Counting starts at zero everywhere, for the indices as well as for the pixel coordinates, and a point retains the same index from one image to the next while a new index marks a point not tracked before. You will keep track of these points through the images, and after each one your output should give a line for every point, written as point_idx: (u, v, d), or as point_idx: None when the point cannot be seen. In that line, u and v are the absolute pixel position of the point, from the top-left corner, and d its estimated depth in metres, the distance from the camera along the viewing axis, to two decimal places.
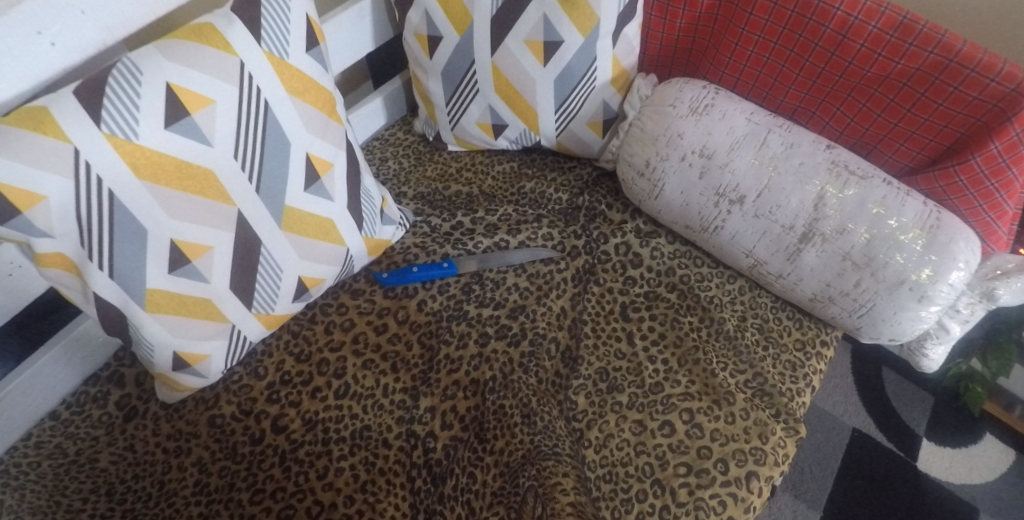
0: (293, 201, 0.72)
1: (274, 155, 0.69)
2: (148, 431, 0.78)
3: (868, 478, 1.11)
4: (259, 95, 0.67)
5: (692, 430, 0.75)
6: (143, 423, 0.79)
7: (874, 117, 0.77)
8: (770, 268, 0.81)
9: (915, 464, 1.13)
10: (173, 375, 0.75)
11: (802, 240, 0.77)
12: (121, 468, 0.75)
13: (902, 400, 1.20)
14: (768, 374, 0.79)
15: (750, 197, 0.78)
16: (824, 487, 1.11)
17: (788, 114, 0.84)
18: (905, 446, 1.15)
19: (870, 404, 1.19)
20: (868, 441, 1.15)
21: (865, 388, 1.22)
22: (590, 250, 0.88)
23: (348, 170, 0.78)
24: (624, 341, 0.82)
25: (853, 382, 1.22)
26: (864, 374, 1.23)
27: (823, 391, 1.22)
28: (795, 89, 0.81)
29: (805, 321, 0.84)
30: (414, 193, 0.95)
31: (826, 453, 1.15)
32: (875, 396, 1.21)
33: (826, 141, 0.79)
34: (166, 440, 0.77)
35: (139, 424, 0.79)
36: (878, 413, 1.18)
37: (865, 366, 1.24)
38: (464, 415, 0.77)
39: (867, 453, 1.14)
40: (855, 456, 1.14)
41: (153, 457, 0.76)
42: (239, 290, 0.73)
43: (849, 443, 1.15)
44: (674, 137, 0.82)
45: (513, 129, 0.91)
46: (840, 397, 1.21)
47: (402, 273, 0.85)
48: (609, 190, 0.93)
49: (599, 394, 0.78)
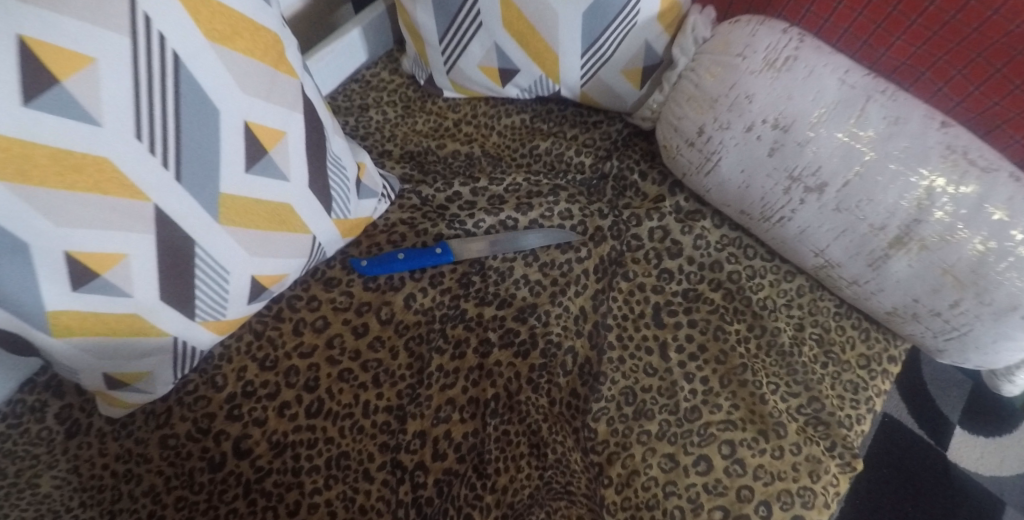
0: (232, 186, 0.55)
1: (200, 128, 0.51)
2: (93, 451, 0.66)
3: (896, 469, 1.02)
4: (163, 44, 0.48)
5: (732, 467, 0.62)
6: (88, 441, 0.66)
7: (1010, 89, 0.57)
8: (843, 273, 0.65)
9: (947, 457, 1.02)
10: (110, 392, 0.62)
11: (892, 245, 0.60)
12: (67, 494, 0.64)
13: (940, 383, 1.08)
14: (826, 398, 0.66)
15: (833, 185, 0.61)
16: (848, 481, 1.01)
17: (887, 73, 0.63)
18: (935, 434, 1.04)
19: (905, 389, 1.07)
20: (899, 430, 1.05)
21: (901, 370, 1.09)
22: (617, 234, 0.72)
23: (308, 138, 0.60)
24: (656, 353, 0.67)
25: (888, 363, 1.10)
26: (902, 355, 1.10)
27: None
28: (905, 41, 0.60)
29: (872, 332, 0.69)
30: (401, 152, 0.77)
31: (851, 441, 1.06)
32: (911, 379, 1.08)
33: (939, 115, 0.59)
34: (115, 462, 0.65)
35: (82, 442, 0.66)
36: (913, 399, 1.06)
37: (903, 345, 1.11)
38: (460, 443, 0.64)
39: (897, 444, 1.03)
40: (883, 444, 1.04)
41: (101, 482, 0.64)
42: (174, 299, 0.57)
43: (877, 433, 1.05)
44: (740, 99, 0.63)
45: (526, 75, 0.73)
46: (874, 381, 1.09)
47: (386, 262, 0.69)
48: (644, 154, 0.76)
49: (624, 420, 0.65)
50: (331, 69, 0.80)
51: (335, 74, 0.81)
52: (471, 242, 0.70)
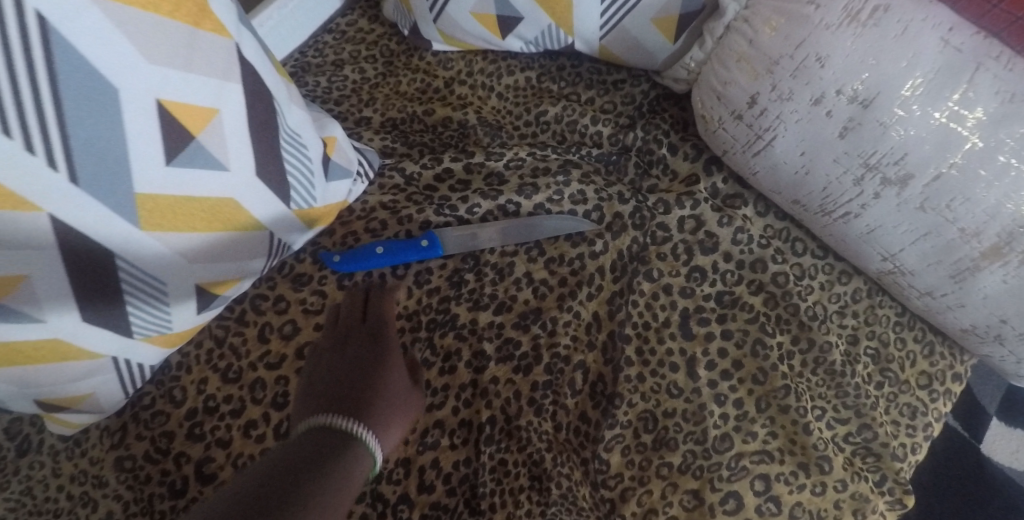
0: (151, 185, 0.43)
1: (97, 116, 0.39)
2: (47, 472, 0.57)
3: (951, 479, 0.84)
4: (19, 3, 0.34)
5: (766, 505, 0.53)
6: (39, 460, 0.58)
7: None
8: (915, 282, 0.53)
9: (998, 459, 0.85)
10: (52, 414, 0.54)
11: (987, 254, 0.48)
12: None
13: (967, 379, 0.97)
14: (880, 426, 0.56)
15: (918, 179, 0.48)
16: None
17: (993, 32, 0.44)
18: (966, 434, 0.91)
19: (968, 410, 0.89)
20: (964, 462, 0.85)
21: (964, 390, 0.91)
22: (640, 223, 0.59)
23: (250, 115, 0.47)
24: (682, 371, 0.56)
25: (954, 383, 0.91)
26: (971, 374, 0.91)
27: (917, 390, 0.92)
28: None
29: (937, 346, 0.59)
30: (381, 119, 0.64)
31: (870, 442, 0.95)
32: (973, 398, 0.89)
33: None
34: (71, 485, 0.56)
35: (34, 461, 0.58)
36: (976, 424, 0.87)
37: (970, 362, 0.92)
38: (451, 473, 0.54)
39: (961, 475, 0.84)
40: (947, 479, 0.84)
41: (56, 506, 0.56)
42: (99, 318, 0.47)
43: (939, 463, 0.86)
44: (808, 62, 0.49)
45: (531, 26, 0.59)
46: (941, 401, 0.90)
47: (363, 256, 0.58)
48: (675, 122, 0.62)
49: (642, 450, 0.55)
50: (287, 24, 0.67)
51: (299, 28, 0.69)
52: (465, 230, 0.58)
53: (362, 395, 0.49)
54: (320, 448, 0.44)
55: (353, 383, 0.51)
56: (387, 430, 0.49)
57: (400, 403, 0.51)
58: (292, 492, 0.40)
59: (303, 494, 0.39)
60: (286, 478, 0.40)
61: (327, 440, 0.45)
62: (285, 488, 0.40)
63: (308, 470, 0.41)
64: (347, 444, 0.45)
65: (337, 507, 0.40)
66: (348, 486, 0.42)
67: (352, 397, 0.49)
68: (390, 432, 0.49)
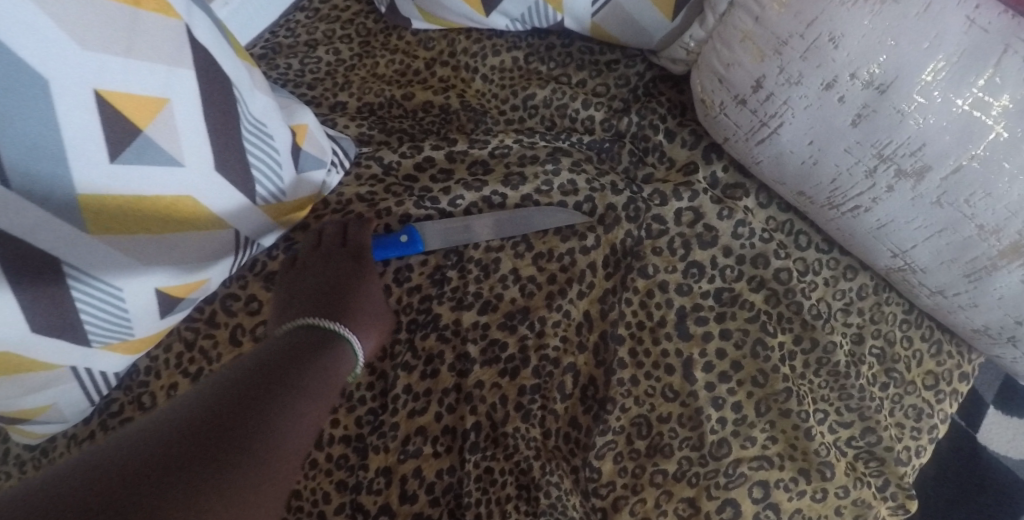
0: (96, 184, 0.39)
1: (28, 111, 0.35)
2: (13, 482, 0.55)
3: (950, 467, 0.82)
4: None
5: (764, 513, 0.51)
6: (3, 471, 0.55)
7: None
8: (926, 280, 0.50)
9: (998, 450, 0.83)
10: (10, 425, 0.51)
11: (1006, 253, 0.45)
12: None
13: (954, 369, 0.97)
14: (885, 430, 0.53)
15: (936, 171, 0.44)
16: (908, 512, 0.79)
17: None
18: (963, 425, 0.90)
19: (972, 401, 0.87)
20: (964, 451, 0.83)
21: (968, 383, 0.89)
22: (634, 216, 0.55)
23: (205, 103, 0.43)
24: (678, 373, 0.53)
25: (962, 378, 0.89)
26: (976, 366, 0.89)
27: None
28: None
29: (944, 345, 0.56)
30: (357, 104, 0.60)
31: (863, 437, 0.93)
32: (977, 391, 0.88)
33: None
34: None
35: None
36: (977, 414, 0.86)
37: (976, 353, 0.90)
38: (434, 483, 0.52)
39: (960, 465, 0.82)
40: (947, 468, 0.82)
41: None
42: (50, 329, 0.43)
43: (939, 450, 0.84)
44: (819, 43, 0.44)
45: (517, 1, 0.54)
46: None
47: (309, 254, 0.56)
48: (672, 106, 0.58)
49: (635, 457, 0.52)
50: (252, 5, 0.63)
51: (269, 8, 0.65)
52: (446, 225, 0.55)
53: (343, 303, 0.50)
54: (299, 345, 0.47)
55: (334, 292, 0.51)
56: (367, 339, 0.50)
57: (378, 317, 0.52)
58: (291, 372, 0.43)
59: (292, 379, 0.43)
60: (273, 366, 0.43)
61: (307, 339, 0.48)
62: (274, 373, 0.43)
63: (291, 362, 0.44)
64: (329, 343, 0.48)
65: (330, 391, 0.44)
66: (331, 379, 0.45)
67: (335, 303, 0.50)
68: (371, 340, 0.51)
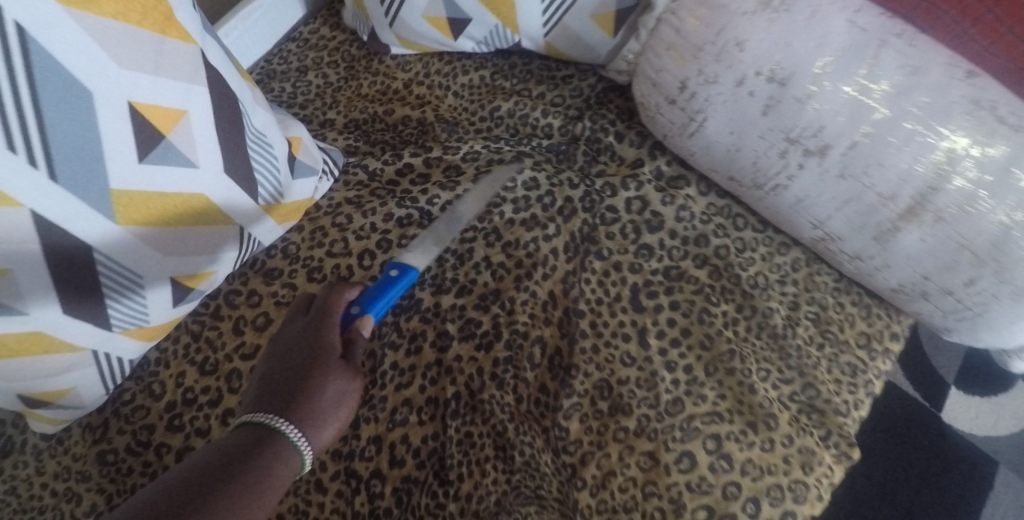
0: (126, 181, 0.46)
1: (68, 115, 0.42)
2: (30, 471, 0.60)
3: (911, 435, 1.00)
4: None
5: (718, 463, 0.57)
6: (23, 460, 0.61)
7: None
8: (844, 247, 0.57)
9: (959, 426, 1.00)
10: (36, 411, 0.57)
11: (902, 216, 0.52)
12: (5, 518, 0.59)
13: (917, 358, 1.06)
14: (821, 384, 0.60)
15: (836, 148, 0.52)
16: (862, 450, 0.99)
17: (901, 13, 0.51)
18: (928, 411, 1.01)
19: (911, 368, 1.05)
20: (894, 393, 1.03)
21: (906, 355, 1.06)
22: (590, 206, 0.63)
23: (215, 115, 0.51)
24: (634, 340, 0.60)
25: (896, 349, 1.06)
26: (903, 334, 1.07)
27: None
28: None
29: (874, 309, 0.63)
30: (345, 120, 0.68)
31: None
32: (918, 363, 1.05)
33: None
34: (53, 482, 0.60)
35: (18, 461, 0.61)
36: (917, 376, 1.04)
37: None
38: (420, 447, 0.58)
39: (904, 416, 1.01)
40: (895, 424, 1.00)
41: (41, 503, 0.59)
42: (80, 312, 0.50)
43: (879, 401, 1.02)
44: (728, 47, 0.53)
45: (480, 26, 0.62)
46: None
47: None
48: (621, 111, 0.66)
49: (598, 416, 0.59)
50: (247, 36, 0.71)
51: (263, 41, 0.74)
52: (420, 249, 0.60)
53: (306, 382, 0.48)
54: (243, 444, 0.46)
55: (298, 372, 0.49)
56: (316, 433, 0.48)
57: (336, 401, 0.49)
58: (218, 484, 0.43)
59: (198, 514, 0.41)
60: (190, 490, 0.42)
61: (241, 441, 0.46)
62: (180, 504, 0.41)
63: (205, 487, 0.42)
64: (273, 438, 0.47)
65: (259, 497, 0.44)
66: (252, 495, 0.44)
67: (279, 394, 0.49)
68: (323, 431, 0.48)
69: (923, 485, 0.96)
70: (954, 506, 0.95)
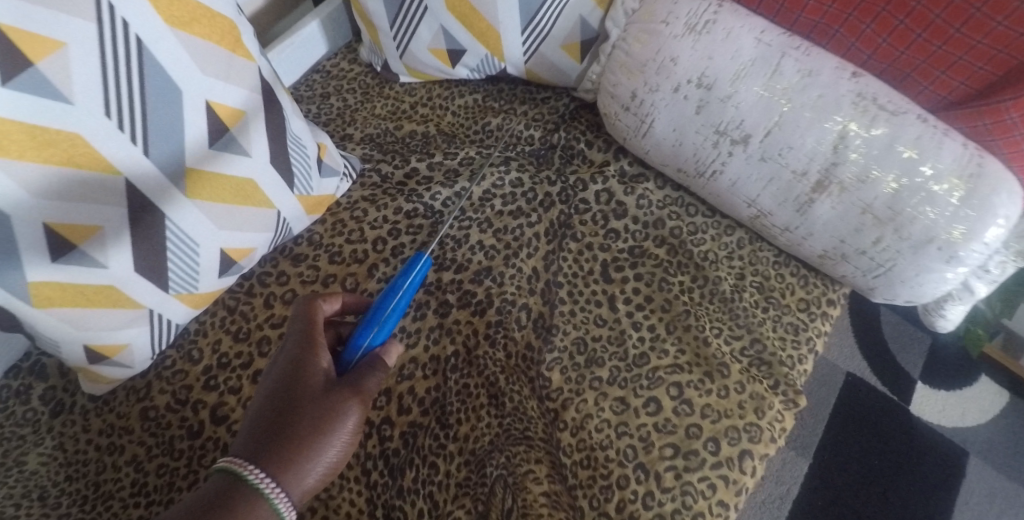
0: (196, 161, 0.59)
1: (165, 107, 0.56)
2: (78, 428, 0.70)
3: (880, 426, 1.08)
4: (112, 12, 0.51)
5: (680, 407, 0.67)
6: (71, 419, 0.70)
7: (1006, 116, 0.59)
8: (775, 221, 0.69)
9: (928, 417, 1.09)
10: (93, 369, 0.66)
11: (815, 190, 0.65)
12: (52, 470, 0.68)
13: (884, 354, 1.14)
14: (767, 340, 0.70)
15: (755, 136, 0.65)
16: (836, 439, 1.07)
17: (805, 34, 0.68)
18: (896, 404, 1.10)
19: (875, 362, 1.14)
20: (861, 385, 1.11)
21: (870, 350, 1.15)
22: (566, 199, 0.76)
23: (266, 118, 0.64)
24: (605, 306, 0.71)
25: (859, 345, 1.15)
26: (867, 333, 1.17)
27: (838, 348, 1.15)
28: (906, 26, 0.62)
29: (811, 278, 0.73)
30: (362, 135, 0.81)
31: (807, 414, 1.09)
32: (881, 358, 1.14)
33: (929, 116, 0.62)
34: (98, 437, 0.69)
35: (67, 420, 0.70)
36: (880, 369, 1.13)
37: (864, 322, 1.18)
38: (423, 397, 0.68)
39: (870, 405, 1.09)
40: (861, 411, 1.09)
41: (85, 456, 0.68)
42: (148, 273, 0.61)
43: (844, 390, 1.11)
44: (665, 63, 0.67)
45: (473, 56, 0.77)
46: (845, 351, 1.15)
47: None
48: (590, 124, 0.80)
49: (576, 368, 0.69)
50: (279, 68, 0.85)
51: (296, 69, 0.87)
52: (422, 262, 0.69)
53: (298, 416, 0.53)
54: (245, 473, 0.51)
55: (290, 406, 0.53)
56: (305, 466, 0.52)
57: (316, 434, 0.52)
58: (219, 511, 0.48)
59: None
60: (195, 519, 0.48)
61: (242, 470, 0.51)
62: None
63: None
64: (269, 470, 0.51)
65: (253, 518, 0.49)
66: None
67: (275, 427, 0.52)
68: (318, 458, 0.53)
69: (894, 474, 1.04)
70: (927, 494, 1.02)
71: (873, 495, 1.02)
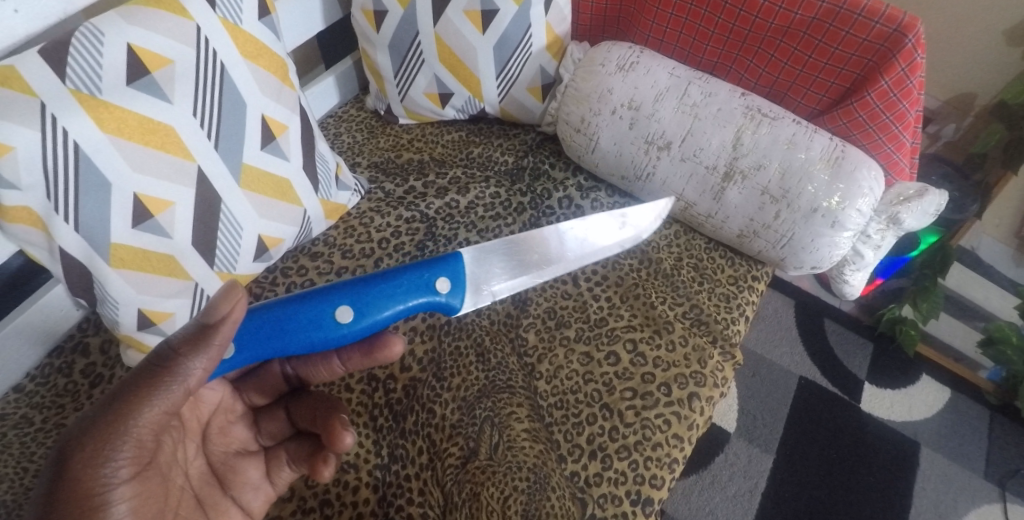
0: (249, 158, 0.76)
1: (231, 120, 0.74)
2: None
3: (832, 423, 1.20)
4: (208, 46, 0.71)
5: (635, 358, 0.80)
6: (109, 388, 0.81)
7: (856, 115, 0.80)
8: (699, 209, 0.87)
9: (878, 413, 1.21)
10: (137, 336, 0.74)
11: (725, 179, 0.83)
12: None
13: (831, 360, 1.27)
14: (704, 305, 0.86)
15: (675, 142, 0.85)
16: (791, 436, 1.18)
17: (709, 70, 0.91)
18: (846, 403, 1.22)
19: (825, 366, 1.26)
20: (814, 386, 1.24)
21: (820, 356, 1.28)
22: (536, 205, 0.94)
23: (303, 135, 0.82)
24: (570, 282, 0.87)
25: (807, 352, 1.28)
26: (814, 341, 1.30)
27: (789, 356, 1.28)
28: (776, 57, 0.84)
29: (737, 259, 0.91)
30: (369, 162, 1.00)
31: (766, 415, 1.20)
32: (830, 363, 1.27)
33: (803, 120, 0.83)
34: None
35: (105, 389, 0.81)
36: (828, 372, 1.26)
37: (812, 332, 1.31)
38: (422, 357, 0.81)
39: (821, 403, 1.22)
40: (813, 406, 1.21)
41: None
42: (202, 247, 0.75)
43: (797, 392, 1.23)
44: (604, 93, 0.88)
45: (459, 97, 0.98)
46: (796, 358, 1.27)
47: (320, 319, 0.63)
48: (552, 151, 1.01)
49: (548, 330, 0.84)
50: None
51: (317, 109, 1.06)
52: (482, 269, 0.70)
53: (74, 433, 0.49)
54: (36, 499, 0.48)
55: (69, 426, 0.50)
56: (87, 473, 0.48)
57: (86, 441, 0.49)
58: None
59: None
60: None
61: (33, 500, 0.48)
62: None
63: None
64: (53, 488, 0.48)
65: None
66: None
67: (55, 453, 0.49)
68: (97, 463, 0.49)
69: (847, 466, 1.15)
70: (879, 482, 1.14)
71: (829, 486, 1.13)
